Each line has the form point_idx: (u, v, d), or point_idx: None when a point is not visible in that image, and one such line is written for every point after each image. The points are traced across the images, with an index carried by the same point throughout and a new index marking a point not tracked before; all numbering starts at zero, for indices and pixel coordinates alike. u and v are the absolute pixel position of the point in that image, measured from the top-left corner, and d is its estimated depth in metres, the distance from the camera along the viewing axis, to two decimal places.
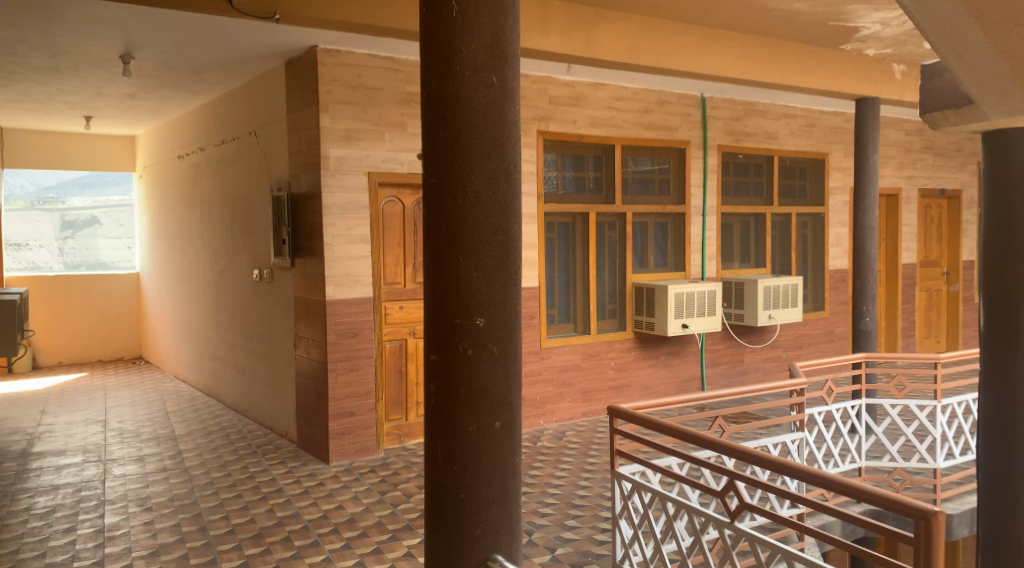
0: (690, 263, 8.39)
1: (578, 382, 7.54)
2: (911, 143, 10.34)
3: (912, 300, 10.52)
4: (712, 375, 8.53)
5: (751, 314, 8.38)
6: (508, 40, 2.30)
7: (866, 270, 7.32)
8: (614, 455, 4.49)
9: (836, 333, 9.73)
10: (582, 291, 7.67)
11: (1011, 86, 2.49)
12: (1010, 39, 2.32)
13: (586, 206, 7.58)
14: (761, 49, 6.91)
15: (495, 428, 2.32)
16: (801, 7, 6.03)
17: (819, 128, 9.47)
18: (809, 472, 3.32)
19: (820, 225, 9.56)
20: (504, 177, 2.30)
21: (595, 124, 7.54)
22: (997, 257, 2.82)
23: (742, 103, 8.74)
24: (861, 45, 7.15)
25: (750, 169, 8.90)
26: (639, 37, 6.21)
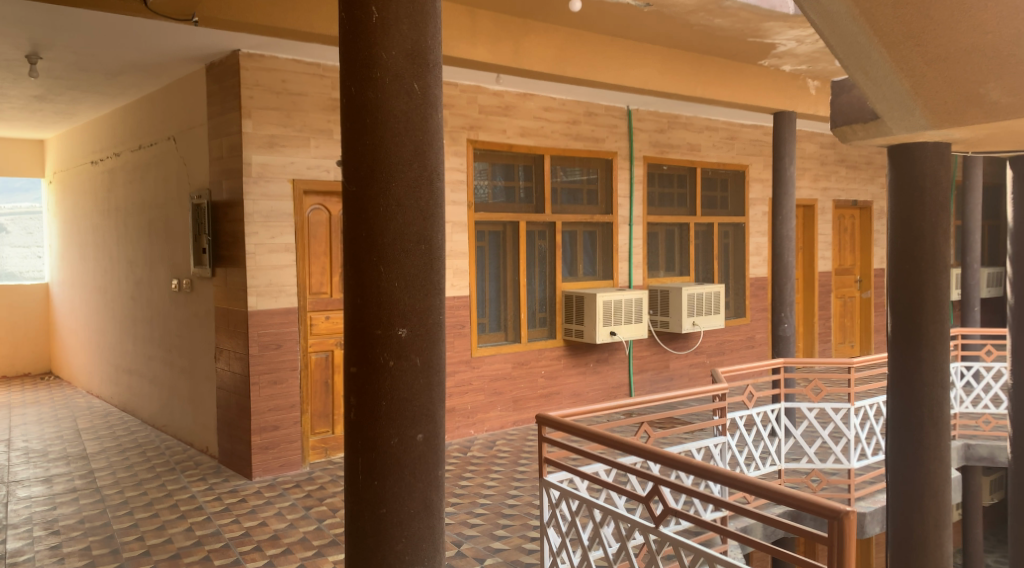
0: (618, 271, 8.51)
1: (509, 391, 7.54)
2: (825, 156, 10.74)
3: (828, 307, 10.91)
4: (640, 381, 8.66)
5: (675, 321, 8.56)
6: (429, 47, 2.29)
7: (784, 278, 7.56)
8: (542, 463, 4.50)
9: (756, 339, 10.01)
10: (512, 299, 7.69)
11: (914, 102, 2.84)
12: (909, 57, 2.70)
13: (516, 215, 7.62)
14: (684, 63, 7.08)
15: (418, 440, 2.30)
16: (721, 23, 6.21)
17: (740, 140, 9.74)
18: (729, 476, 3.39)
19: (740, 234, 9.83)
20: (426, 186, 2.28)
21: (524, 134, 7.58)
22: (903, 265, 3.12)
23: (666, 116, 8.92)
24: (778, 61, 7.40)
25: (675, 180, 9.10)
26: (565, 48, 6.28)
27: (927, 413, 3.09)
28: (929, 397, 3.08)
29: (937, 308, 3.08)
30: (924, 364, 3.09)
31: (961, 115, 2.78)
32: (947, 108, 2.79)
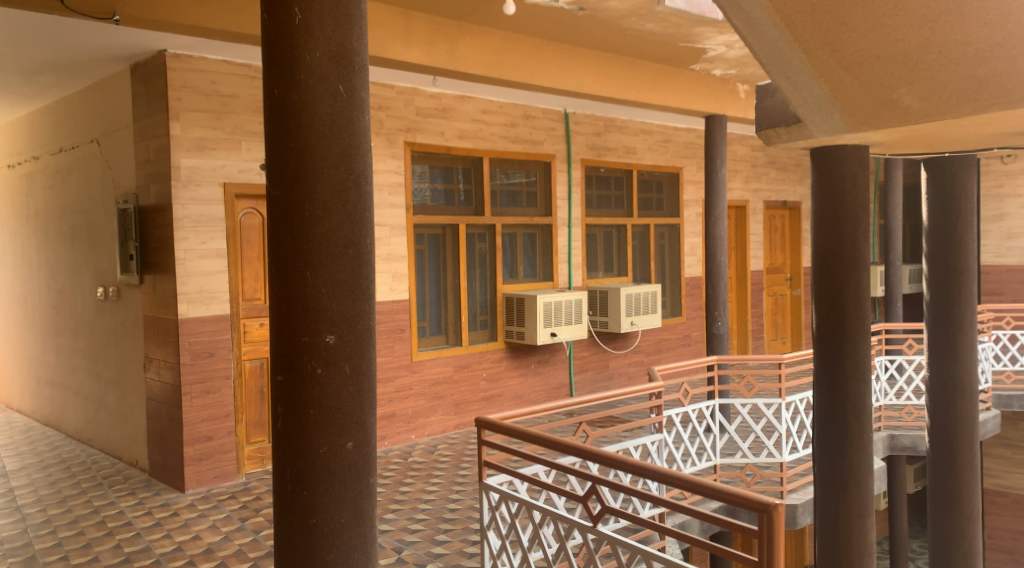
0: (558, 273, 8.57)
1: (450, 394, 7.50)
2: (756, 158, 11.00)
3: (760, 305, 11.19)
4: (580, 382, 8.73)
5: (614, 321, 8.66)
6: (355, 49, 2.27)
7: (717, 278, 7.73)
8: (482, 466, 4.49)
9: (692, 337, 10.20)
10: (453, 302, 7.66)
11: (831, 106, 2.97)
12: (827, 64, 2.80)
13: (455, 218, 7.60)
14: (618, 67, 7.17)
15: (347, 449, 2.27)
16: (653, 28, 6.32)
17: (674, 143, 9.91)
18: (665, 474, 3.44)
19: (675, 235, 10.02)
20: (353, 189, 2.26)
21: (461, 136, 7.57)
22: (826, 263, 3.24)
23: (602, 119, 9.02)
24: (709, 66, 7.56)
25: (612, 182, 9.21)
26: (501, 52, 6.29)
27: (850, 406, 3.23)
28: (853, 391, 3.22)
29: (858, 305, 3.21)
30: (847, 359, 3.21)
31: (877, 117, 2.91)
32: (864, 112, 2.92)
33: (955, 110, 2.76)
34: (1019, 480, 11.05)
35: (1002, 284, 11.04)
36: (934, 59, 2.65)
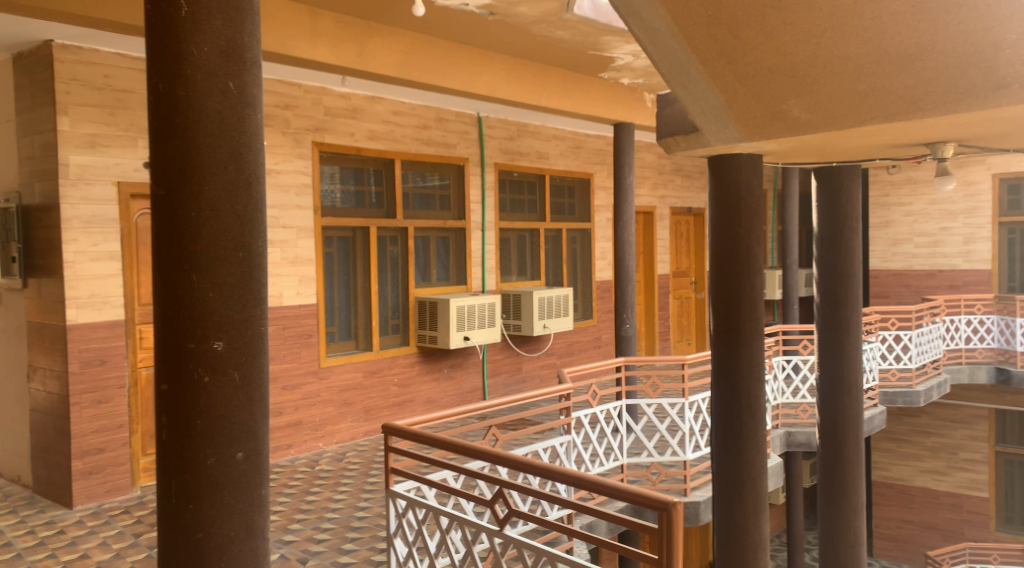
0: (471, 276, 8.57)
1: (360, 400, 7.38)
2: (662, 166, 11.27)
3: (667, 307, 11.47)
4: (493, 385, 8.73)
5: (527, 324, 8.72)
6: (246, 44, 2.20)
7: (626, 282, 7.89)
8: (388, 473, 4.43)
9: (603, 339, 10.35)
10: (363, 307, 7.54)
11: (727, 117, 3.14)
12: (721, 75, 2.96)
13: (366, 221, 7.50)
14: (528, 72, 7.19)
15: (238, 459, 2.20)
16: (562, 35, 6.40)
17: (585, 149, 10.05)
18: (570, 475, 3.47)
19: (587, 239, 10.17)
20: (243, 189, 2.19)
21: (372, 137, 7.47)
22: (723, 266, 3.57)
23: (515, 124, 9.06)
24: (618, 74, 7.72)
25: (524, 186, 9.28)
26: (411, 53, 6.23)
27: (745, 404, 3.57)
28: (747, 389, 3.57)
29: (752, 307, 3.57)
30: (742, 359, 3.57)
31: (768, 127, 3.07)
32: (756, 122, 3.09)
33: (840, 122, 2.89)
34: (903, 471, 11.69)
35: (888, 287, 11.66)
36: (819, 74, 2.77)
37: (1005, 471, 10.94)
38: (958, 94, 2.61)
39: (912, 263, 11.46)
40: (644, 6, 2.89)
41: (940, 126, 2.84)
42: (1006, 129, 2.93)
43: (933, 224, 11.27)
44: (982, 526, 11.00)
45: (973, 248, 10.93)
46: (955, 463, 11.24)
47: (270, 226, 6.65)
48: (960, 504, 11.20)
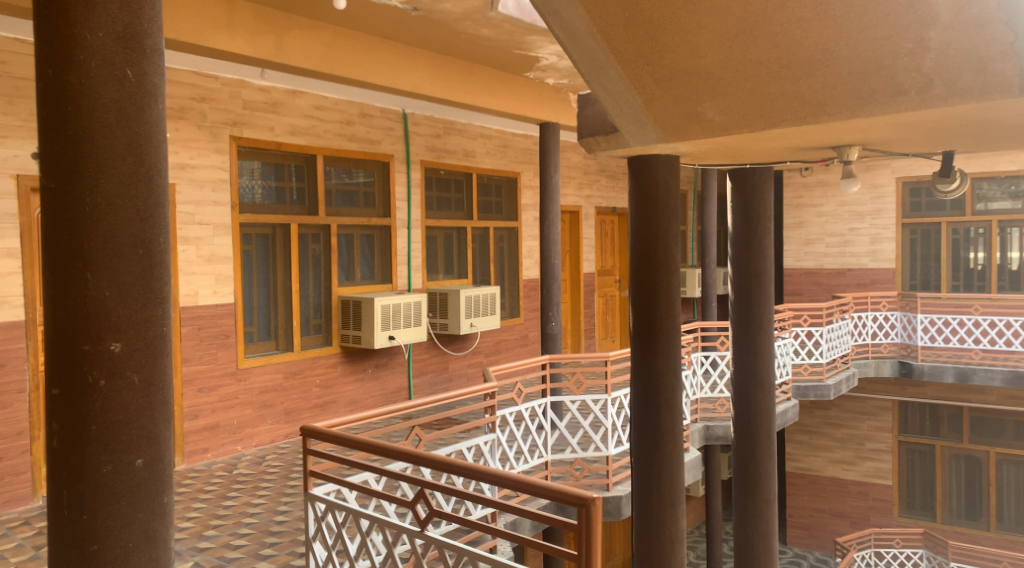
0: (397, 275, 8.48)
1: (280, 402, 7.22)
2: (588, 166, 11.40)
3: (592, 305, 11.60)
4: (419, 385, 8.67)
5: (454, 323, 8.68)
6: (145, 30, 2.11)
7: (552, 280, 7.95)
8: (307, 476, 4.33)
9: (529, 337, 10.39)
10: (284, 306, 7.37)
11: (644, 117, 3.19)
12: (638, 75, 3.01)
13: (287, 217, 7.32)
14: (453, 70, 7.13)
15: (138, 466, 2.10)
16: (487, 33, 6.39)
17: (512, 148, 10.06)
18: (491, 474, 3.46)
19: (514, 238, 10.20)
20: (142, 183, 2.10)
21: (293, 132, 7.31)
22: (641, 264, 3.63)
23: (442, 121, 9.00)
24: (543, 73, 7.76)
25: (451, 184, 9.23)
26: (333, 47, 6.10)
27: (662, 399, 3.64)
28: (664, 385, 3.64)
29: (670, 304, 3.64)
30: (660, 356, 3.64)
31: (685, 129, 3.12)
32: (672, 124, 3.14)
33: (751, 125, 2.94)
34: (814, 462, 12.11)
35: (802, 286, 12.07)
36: (732, 77, 2.83)
37: (907, 460, 11.46)
38: (862, 99, 2.68)
39: (823, 262, 11.88)
40: (564, 5, 2.93)
41: (847, 129, 2.92)
42: (909, 135, 3.06)
43: (842, 225, 11.69)
44: (887, 512, 11.54)
45: (879, 248, 11.41)
46: (862, 453, 11.71)
47: (186, 223, 6.44)
48: (867, 492, 11.69)
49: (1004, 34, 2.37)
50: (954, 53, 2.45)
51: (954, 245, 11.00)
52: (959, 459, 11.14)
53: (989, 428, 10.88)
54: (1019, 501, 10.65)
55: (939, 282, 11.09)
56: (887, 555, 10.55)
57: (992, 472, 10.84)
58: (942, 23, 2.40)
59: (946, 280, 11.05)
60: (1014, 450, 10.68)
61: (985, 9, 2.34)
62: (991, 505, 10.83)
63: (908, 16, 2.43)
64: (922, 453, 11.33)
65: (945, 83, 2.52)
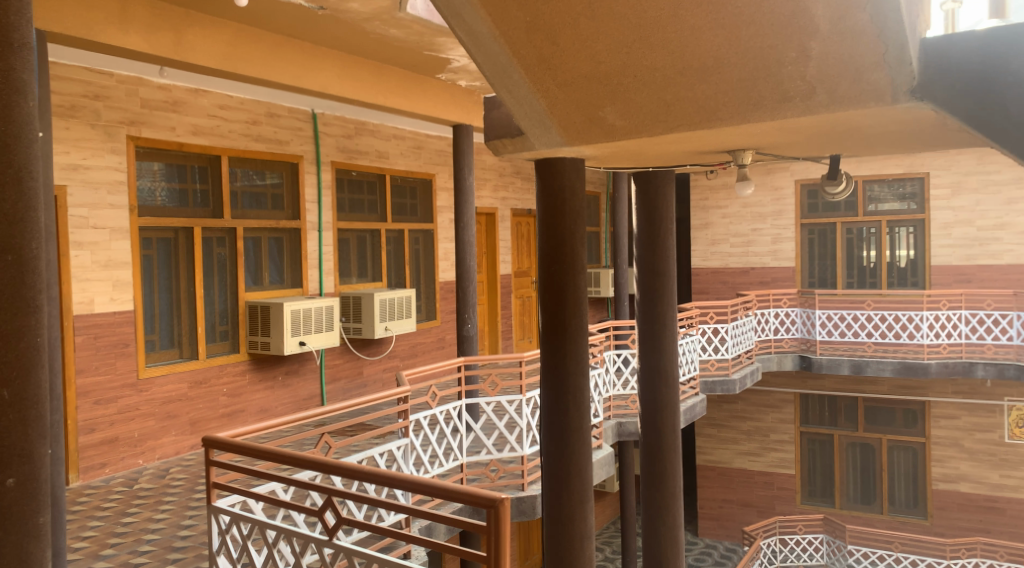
0: (307, 279, 8.30)
1: (185, 412, 6.97)
2: (503, 168, 11.45)
3: (509, 306, 11.64)
4: (332, 391, 8.52)
5: (368, 327, 8.56)
6: (16, 38, 1.89)
7: (468, 282, 7.93)
8: (210, 488, 4.17)
9: (446, 340, 10.34)
10: (187, 313, 7.11)
11: (549, 121, 3.22)
12: (541, 80, 3.03)
13: (189, 220, 7.07)
14: (362, 70, 7.03)
15: (8, 483, 1.88)
16: (396, 34, 6.33)
17: (426, 150, 10.00)
18: (401, 479, 3.42)
19: (429, 240, 10.12)
20: (11, 191, 1.89)
21: (196, 132, 7.06)
22: (548, 265, 3.66)
23: (353, 122, 8.86)
24: (455, 75, 7.74)
25: (364, 186, 9.10)
26: (236, 45, 5.92)
27: (570, 398, 3.68)
28: (572, 384, 3.68)
29: (577, 305, 3.67)
30: (568, 356, 3.68)
31: (589, 132, 3.20)
32: (576, 127, 3.20)
33: (650, 130, 3.03)
34: (723, 454, 12.46)
35: (708, 284, 12.42)
36: (630, 83, 2.89)
37: (807, 449, 11.95)
38: (752, 105, 2.79)
39: (728, 262, 12.25)
40: (465, 9, 2.90)
41: (738, 135, 3.03)
42: (797, 139, 3.19)
43: (745, 225, 12.09)
44: (790, 500, 12.00)
45: (780, 248, 11.85)
46: (767, 444, 12.13)
47: (79, 227, 6.15)
48: (772, 482, 12.12)
49: (876, 47, 2.48)
50: (834, 62, 2.57)
51: (849, 244, 11.54)
52: (854, 447, 11.71)
53: (881, 417, 11.47)
54: (908, 485, 11.24)
55: (835, 279, 11.61)
56: (791, 541, 11.05)
57: (884, 458, 11.42)
58: (823, 34, 2.50)
59: (842, 277, 11.58)
60: (904, 437, 11.28)
61: (860, 22, 2.43)
62: (883, 490, 11.42)
63: (791, 26, 2.52)
64: (822, 443, 11.85)
65: (826, 91, 2.66)
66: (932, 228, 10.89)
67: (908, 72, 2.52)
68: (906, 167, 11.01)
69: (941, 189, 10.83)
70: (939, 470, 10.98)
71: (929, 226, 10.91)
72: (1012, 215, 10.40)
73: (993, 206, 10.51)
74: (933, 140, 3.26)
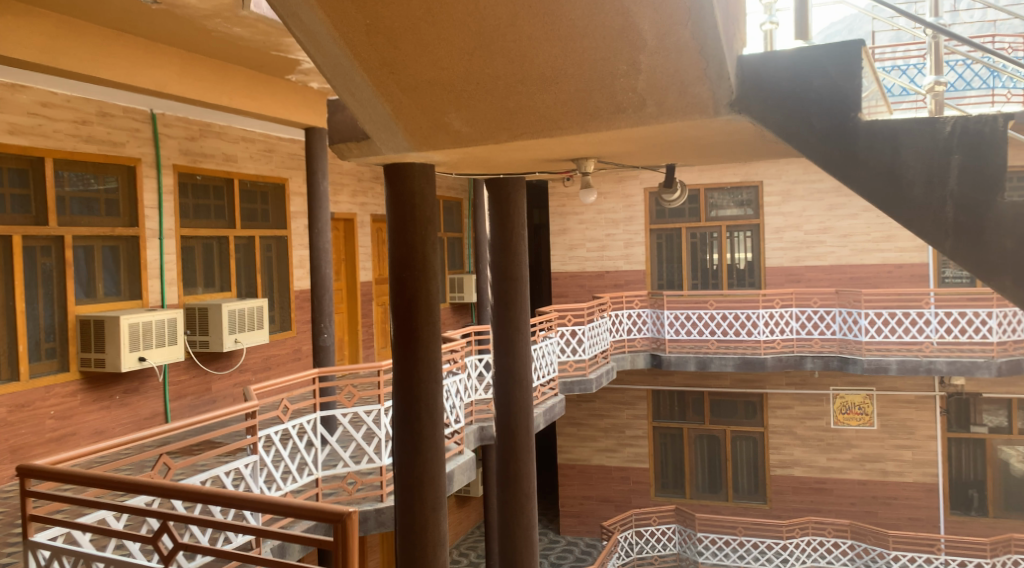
0: (148, 290, 7.81)
1: (5, 439, 6.38)
2: (360, 173, 11.23)
3: (370, 314, 11.46)
4: (177, 408, 8.06)
5: (215, 339, 8.14)
6: None
7: (323, 291, 7.72)
8: (27, 521, 3.82)
9: (302, 351, 10.01)
10: (7, 330, 6.54)
11: (395, 126, 3.14)
12: (385, 83, 2.98)
13: (7, 228, 6.48)
14: (203, 68, 6.67)
15: None
16: (240, 32, 6.07)
17: (277, 153, 9.65)
18: (243, 499, 3.26)
19: (282, 247, 9.77)
20: None
21: (13, 132, 6.49)
22: (399, 271, 3.61)
23: (196, 123, 8.42)
24: (305, 77, 7.52)
25: (209, 191, 8.68)
26: (57, 38, 5.46)
27: (423, 406, 3.64)
28: (425, 391, 3.64)
29: (428, 311, 3.64)
30: (420, 363, 3.64)
31: (434, 138, 3.14)
32: (422, 133, 3.14)
33: (495, 136, 3.04)
34: (582, 452, 12.75)
35: (567, 287, 12.69)
36: (474, 89, 2.90)
37: (659, 443, 12.45)
38: (588, 116, 2.85)
39: (585, 266, 12.57)
40: (303, 8, 2.82)
41: (581, 143, 3.09)
42: (637, 148, 3.29)
43: (600, 231, 12.46)
44: (645, 493, 12.45)
45: (632, 252, 12.30)
46: (623, 440, 12.53)
47: None
48: (628, 476, 12.53)
49: (698, 62, 2.61)
50: (662, 76, 2.67)
51: (694, 248, 12.12)
52: (702, 439, 12.27)
53: (725, 409, 12.13)
54: (750, 472, 11.96)
55: (682, 281, 12.16)
56: (646, 533, 11.39)
57: (728, 448, 12.07)
58: (650, 48, 2.61)
59: (687, 279, 12.13)
60: (744, 427, 11.97)
61: (682, 39, 2.55)
62: (728, 479, 12.06)
63: (621, 40, 2.62)
64: (672, 436, 12.37)
65: (656, 103, 2.76)
66: (766, 232, 11.65)
67: (727, 86, 2.67)
68: (742, 175, 11.72)
69: (773, 197, 11.60)
70: (776, 457, 11.77)
71: (763, 230, 11.67)
72: (833, 220, 11.33)
73: (817, 212, 11.39)
74: (761, 151, 3.47)
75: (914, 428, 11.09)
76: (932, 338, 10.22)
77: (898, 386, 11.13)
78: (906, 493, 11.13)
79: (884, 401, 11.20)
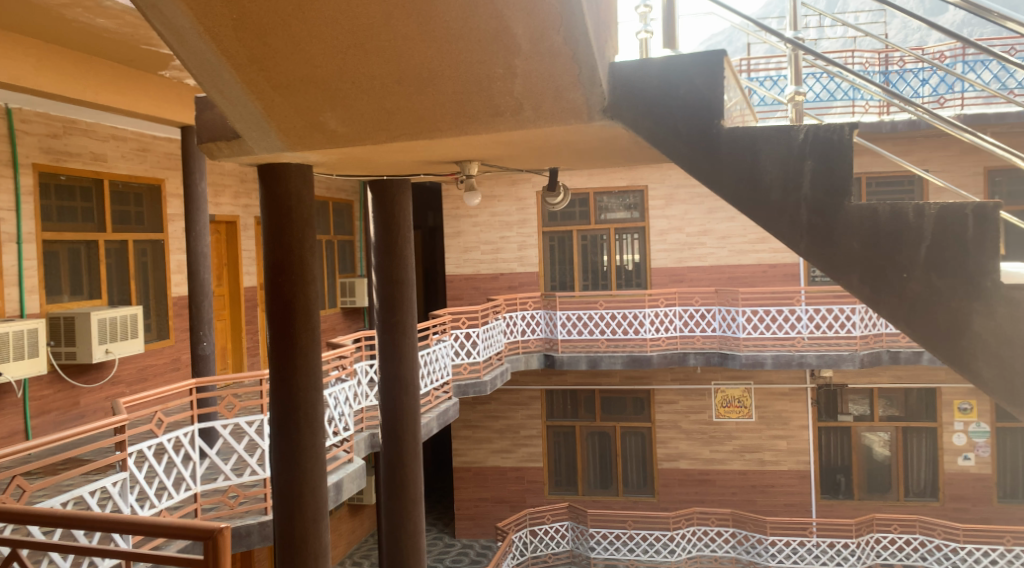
0: (4, 299, 7.28)
1: None
2: (244, 174, 10.84)
3: (255, 320, 11.08)
4: (40, 425, 7.54)
5: (83, 350, 7.66)
6: None
7: (202, 297, 7.39)
8: None
9: (181, 360, 9.55)
10: None
11: (267, 125, 3.03)
12: (255, 80, 2.86)
13: None
14: (64, 61, 6.26)
15: None
16: (105, 24, 5.74)
17: (152, 153, 9.18)
18: (104, 520, 3.06)
19: (158, 251, 9.31)
20: None
21: None
22: (275, 275, 3.48)
23: (60, 120, 7.91)
24: (180, 73, 7.18)
25: (75, 192, 8.18)
26: None
27: (302, 415, 3.52)
28: (304, 399, 3.52)
29: (307, 316, 3.52)
30: (298, 370, 3.51)
31: (309, 139, 3.04)
32: (297, 134, 3.04)
33: (373, 137, 2.98)
34: (477, 454, 12.71)
35: (461, 290, 12.65)
36: (349, 89, 2.82)
37: (553, 442, 12.59)
38: (467, 118, 2.84)
39: (478, 268, 12.57)
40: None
41: (460, 144, 3.06)
42: (517, 151, 3.30)
43: (493, 233, 12.49)
44: (539, 492, 12.55)
45: (526, 254, 12.38)
46: (518, 441, 12.59)
47: None
48: (522, 476, 12.59)
49: (571, 67, 2.64)
50: (537, 80, 2.69)
51: (584, 250, 12.33)
52: (593, 436, 12.50)
53: (614, 406, 12.41)
54: (638, 467, 12.26)
55: (573, 282, 12.34)
56: (541, 531, 11.43)
57: (618, 444, 12.34)
58: (524, 53, 2.61)
59: (578, 280, 12.32)
60: (633, 423, 12.27)
61: (555, 44, 2.57)
62: (618, 474, 12.33)
63: (496, 43, 2.61)
64: (565, 435, 12.54)
65: (533, 107, 2.77)
66: (651, 234, 11.98)
67: (598, 92, 2.71)
68: (629, 180, 12.00)
69: (657, 200, 11.95)
70: (663, 451, 12.10)
71: (649, 232, 11.99)
72: (713, 223, 11.77)
73: (698, 214, 11.81)
74: (642, 155, 3.53)
75: (788, 418, 11.64)
76: (802, 332, 10.76)
77: (773, 379, 11.67)
78: (782, 481, 11.66)
79: (761, 394, 11.72)
